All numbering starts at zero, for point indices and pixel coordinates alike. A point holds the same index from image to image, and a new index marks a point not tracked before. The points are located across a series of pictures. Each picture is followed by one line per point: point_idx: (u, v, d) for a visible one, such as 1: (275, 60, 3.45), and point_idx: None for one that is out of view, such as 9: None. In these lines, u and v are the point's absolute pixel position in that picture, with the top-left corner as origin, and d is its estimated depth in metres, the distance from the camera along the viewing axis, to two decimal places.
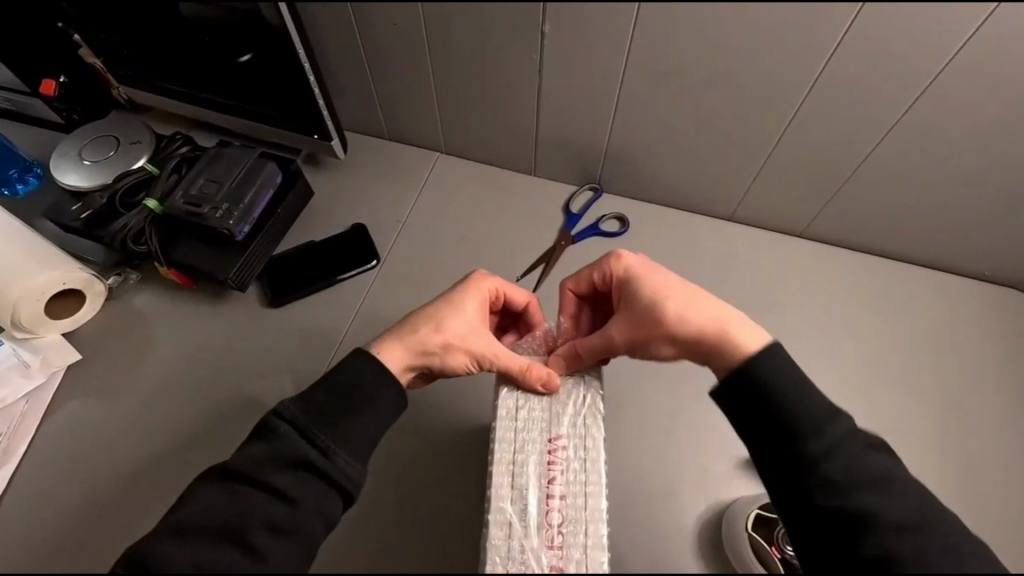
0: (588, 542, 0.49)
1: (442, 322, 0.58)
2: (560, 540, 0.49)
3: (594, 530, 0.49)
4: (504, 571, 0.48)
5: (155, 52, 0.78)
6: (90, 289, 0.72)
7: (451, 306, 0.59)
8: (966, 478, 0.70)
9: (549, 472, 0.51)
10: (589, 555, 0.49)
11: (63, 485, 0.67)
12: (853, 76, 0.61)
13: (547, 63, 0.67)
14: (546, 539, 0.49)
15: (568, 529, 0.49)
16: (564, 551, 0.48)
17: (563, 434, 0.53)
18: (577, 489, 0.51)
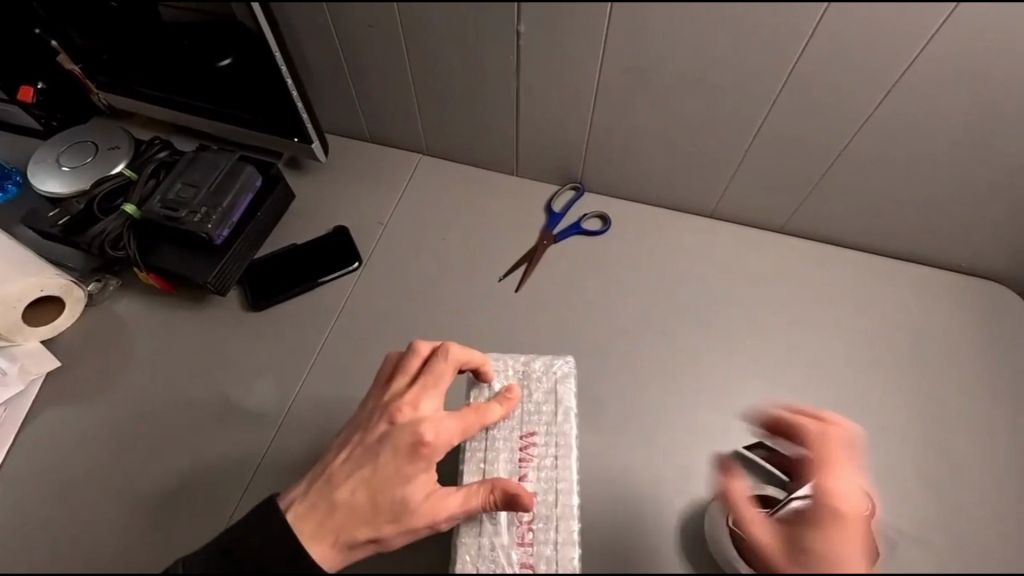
0: (559, 539, 0.52)
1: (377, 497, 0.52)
2: (530, 536, 0.52)
3: (565, 527, 0.52)
4: (474, 567, 0.51)
5: (136, 57, 0.78)
6: (68, 296, 0.72)
7: (388, 480, 0.53)
8: (956, 473, 0.69)
9: (520, 470, 0.55)
10: (560, 552, 0.51)
11: (41, 493, 0.67)
12: (828, 67, 0.61)
13: (523, 62, 0.66)
14: (516, 536, 0.52)
15: (539, 526, 0.52)
16: (533, 548, 0.51)
17: (536, 433, 0.57)
18: (547, 487, 0.54)
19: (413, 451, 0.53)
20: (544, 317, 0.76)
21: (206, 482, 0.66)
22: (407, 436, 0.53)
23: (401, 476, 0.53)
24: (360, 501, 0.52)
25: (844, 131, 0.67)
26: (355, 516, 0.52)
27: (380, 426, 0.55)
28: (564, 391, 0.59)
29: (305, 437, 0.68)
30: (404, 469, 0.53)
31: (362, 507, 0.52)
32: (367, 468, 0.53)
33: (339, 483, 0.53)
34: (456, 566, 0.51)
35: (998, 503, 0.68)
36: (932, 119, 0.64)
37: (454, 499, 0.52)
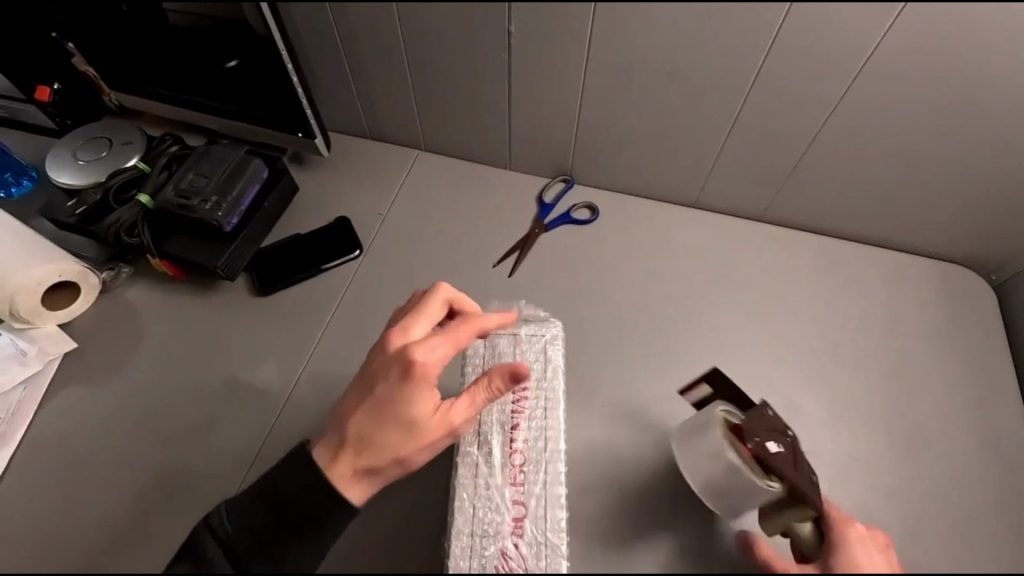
0: (547, 479, 0.63)
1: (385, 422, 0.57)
2: (522, 477, 0.63)
3: (553, 469, 0.63)
4: (472, 501, 0.61)
5: (147, 58, 0.82)
6: (84, 282, 0.76)
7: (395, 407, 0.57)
8: (919, 441, 0.74)
9: (513, 421, 0.65)
10: (547, 489, 0.62)
11: (58, 467, 0.70)
12: (798, 65, 0.65)
13: (515, 61, 0.71)
14: (509, 477, 0.62)
15: (530, 470, 0.63)
16: (524, 487, 0.62)
17: (527, 388, 0.67)
18: (536, 436, 0.65)
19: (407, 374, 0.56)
20: (536, 299, 0.81)
21: (217, 455, 0.70)
22: (400, 366, 0.57)
23: (405, 398, 0.57)
24: (374, 425, 0.57)
25: (813, 124, 0.71)
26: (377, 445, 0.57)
27: (379, 356, 0.59)
28: (551, 353, 0.70)
29: (310, 412, 0.72)
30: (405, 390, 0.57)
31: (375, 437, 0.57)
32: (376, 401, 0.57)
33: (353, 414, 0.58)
34: (458, 501, 0.61)
35: (959, 469, 0.73)
36: (894, 113, 0.69)
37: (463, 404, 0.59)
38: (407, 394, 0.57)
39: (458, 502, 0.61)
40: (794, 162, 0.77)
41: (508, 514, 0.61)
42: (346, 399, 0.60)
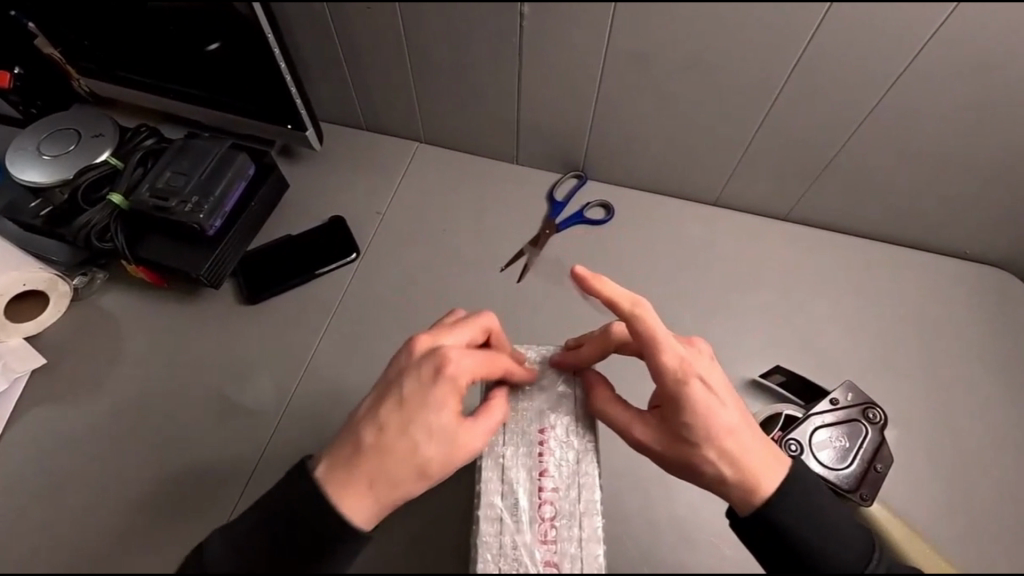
0: (583, 536, 0.48)
1: (420, 426, 0.48)
2: (553, 534, 0.48)
3: (589, 523, 0.48)
4: (496, 568, 0.46)
5: (116, 41, 0.75)
6: (53, 289, 0.71)
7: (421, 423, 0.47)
8: (962, 459, 0.69)
9: (541, 464, 0.50)
10: (584, 549, 0.47)
11: (27, 496, 0.64)
12: (837, 54, 0.60)
13: (527, 48, 0.63)
14: (539, 533, 0.47)
15: (563, 523, 0.48)
16: (558, 545, 0.47)
17: (555, 426, 0.52)
18: (569, 482, 0.49)
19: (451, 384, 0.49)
20: (549, 306, 0.74)
21: (200, 482, 0.64)
22: (431, 363, 0.49)
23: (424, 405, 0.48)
24: (388, 461, 0.47)
25: (851, 114, 0.66)
26: (392, 457, 0.47)
27: (424, 363, 0.49)
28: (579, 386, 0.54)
29: (304, 434, 0.66)
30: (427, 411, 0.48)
31: (392, 459, 0.47)
32: (429, 375, 0.48)
33: (377, 388, 0.51)
34: (476, 568, 0.46)
35: (997, 486, 0.68)
36: (937, 105, 0.63)
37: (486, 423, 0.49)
38: (441, 396, 0.48)
39: (477, 569, 0.46)
40: (827, 157, 0.71)
41: None
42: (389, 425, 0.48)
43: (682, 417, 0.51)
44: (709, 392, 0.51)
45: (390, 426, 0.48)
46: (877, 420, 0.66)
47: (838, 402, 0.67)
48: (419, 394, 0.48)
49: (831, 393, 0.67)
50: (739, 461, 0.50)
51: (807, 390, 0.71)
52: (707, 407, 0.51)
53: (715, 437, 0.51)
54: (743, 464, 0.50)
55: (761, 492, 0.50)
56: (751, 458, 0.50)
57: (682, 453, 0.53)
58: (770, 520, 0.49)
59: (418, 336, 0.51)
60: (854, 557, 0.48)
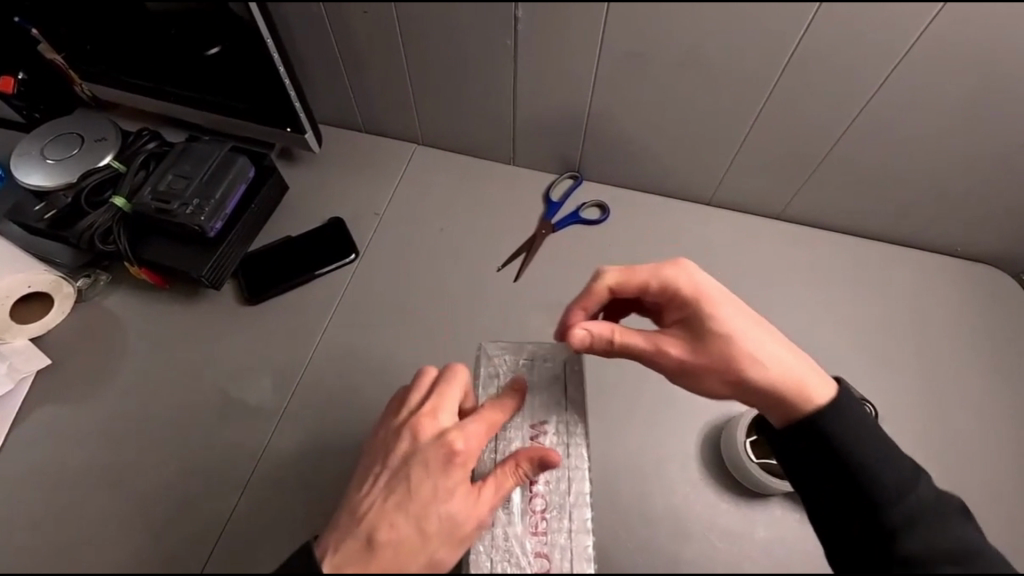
0: (573, 527, 0.49)
1: (430, 516, 0.46)
2: (544, 525, 0.49)
3: (578, 514, 0.49)
4: (488, 558, 0.47)
5: (118, 46, 0.76)
6: (57, 292, 0.72)
7: (432, 505, 0.46)
8: (955, 453, 0.70)
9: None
10: (574, 540, 0.48)
11: (33, 494, 0.65)
12: (826, 55, 0.60)
13: (522, 50, 0.64)
14: (530, 525, 0.48)
15: (552, 514, 0.49)
16: (548, 536, 0.48)
17: (547, 421, 0.53)
18: (559, 474, 0.50)
19: (452, 461, 0.47)
20: (546, 305, 0.75)
21: (203, 480, 0.65)
22: (438, 449, 0.48)
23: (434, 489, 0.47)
24: (400, 547, 0.44)
25: (842, 114, 0.67)
26: (406, 549, 0.44)
27: (434, 445, 0.48)
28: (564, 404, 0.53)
29: (306, 432, 0.67)
30: (438, 484, 0.47)
31: (404, 551, 0.44)
32: (434, 459, 0.48)
33: (374, 470, 0.49)
34: (469, 559, 0.48)
35: (990, 481, 0.69)
36: (926, 104, 0.64)
37: (495, 492, 0.47)
38: (452, 480, 0.47)
39: (470, 560, 0.48)
40: (820, 157, 0.72)
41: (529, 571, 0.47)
42: (397, 517, 0.46)
43: (704, 326, 0.55)
44: (723, 298, 0.56)
45: (396, 508, 0.46)
46: (868, 416, 0.67)
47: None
48: (431, 481, 0.47)
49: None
50: (777, 372, 0.54)
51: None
52: (726, 317, 0.55)
53: (746, 346, 0.55)
54: (781, 377, 0.54)
55: (807, 402, 0.53)
56: (791, 367, 0.54)
57: (720, 364, 0.55)
58: (815, 427, 0.52)
59: (421, 416, 0.50)
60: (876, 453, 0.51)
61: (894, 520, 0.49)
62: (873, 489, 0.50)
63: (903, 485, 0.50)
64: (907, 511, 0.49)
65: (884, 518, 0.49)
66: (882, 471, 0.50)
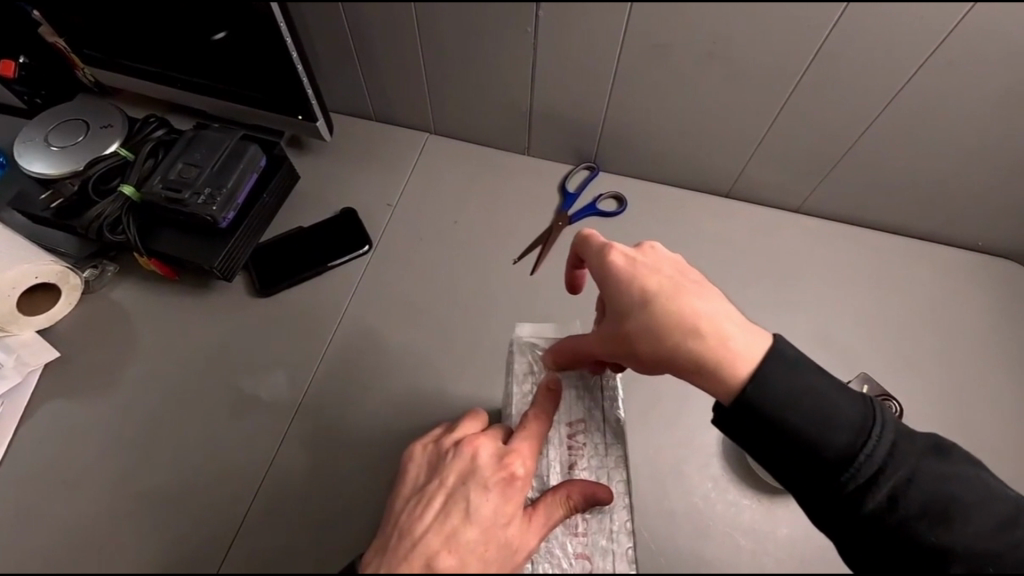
0: (613, 528, 0.48)
1: (489, 541, 0.44)
2: (584, 527, 0.48)
3: (619, 515, 0.49)
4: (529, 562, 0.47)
5: (123, 31, 0.74)
6: (64, 283, 0.70)
7: (490, 532, 0.44)
8: (978, 451, 0.69)
9: (570, 458, 0.51)
10: (614, 541, 0.48)
11: (44, 491, 0.63)
12: (854, 46, 0.59)
13: (542, 37, 0.63)
14: (570, 526, 0.48)
15: (592, 515, 0.49)
16: (589, 538, 0.48)
17: (583, 419, 0.53)
18: (598, 473, 0.51)
19: (511, 484, 0.46)
20: (562, 299, 0.74)
21: (218, 476, 0.64)
22: (499, 471, 0.46)
23: (492, 513, 0.45)
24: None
25: (867, 106, 0.65)
26: None
27: (495, 467, 0.46)
28: (598, 406, 0.53)
29: (321, 429, 0.66)
30: (496, 508, 0.45)
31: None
32: (491, 480, 0.46)
33: (427, 488, 0.46)
34: None
35: (1013, 480, 0.68)
36: (957, 97, 0.63)
37: (544, 518, 0.46)
38: (509, 504, 0.45)
39: None
40: (843, 150, 0.71)
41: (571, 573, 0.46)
42: (454, 539, 0.43)
43: (607, 298, 0.51)
44: (630, 264, 0.50)
45: (454, 533, 0.44)
46: (892, 412, 0.65)
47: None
48: (492, 507, 0.45)
49: (847, 385, 0.67)
50: (683, 341, 0.48)
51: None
52: (626, 281, 0.50)
53: (643, 313, 0.48)
54: (687, 346, 0.47)
55: (732, 376, 0.46)
56: (699, 333, 0.47)
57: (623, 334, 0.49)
58: (750, 408, 0.45)
59: (480, 433, 0.48)
60: (850, 440, 0.44)
61: (894, 516, 0.43)
62: (862, 482, 0.43)
63: (894, 464, 0.43)
64: (891, 489, 0.43)
65: (863, 504, 0.43)
66: (862, 464, 0.43)
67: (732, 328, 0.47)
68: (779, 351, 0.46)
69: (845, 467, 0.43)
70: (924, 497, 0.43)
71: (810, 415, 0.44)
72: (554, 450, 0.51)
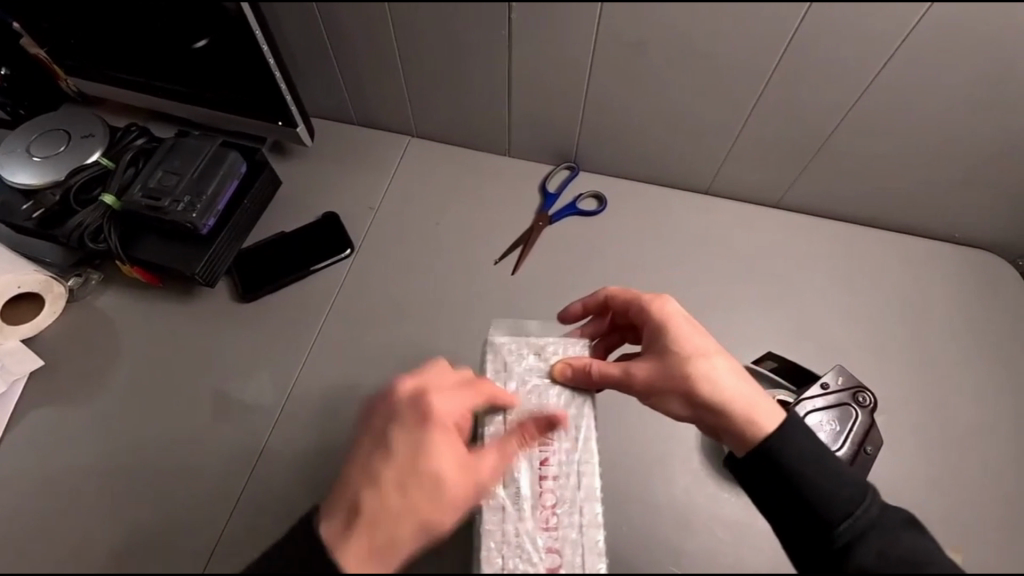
0: (584, 522, 0.49)
1: (440, 483, 0.46)
2: (555, 521, 0.49)
3: (589, 509, 0.49)
4: (498, 556, 0.47)
5: (103, 40, 0.74)
6: (49, 291, 0.72)
7: (439, 478, 0.46)
8: (954, 439, 0.70)
9: (542, 453, 0.50)
10: (585, 535, 0.48)
11: (30, 498, 0.64)
12: (823, 41, 0.60)
13: (515, 37, 0.63)
14: (541, 521, 0.48)
15: (564, 510, 0.49)
16: (560, 532, 0.48)
17: (555, 414, 0.52)
18: (569, 470, 0.50)
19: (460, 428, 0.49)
20: (543, 298, 0.75)
21: (202, 480, 0.64)
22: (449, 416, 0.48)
23: (442, 459, 0.46)
24: (405, 521, 0.44)
25: (840, 101, 0.66)
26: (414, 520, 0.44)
27: (446, 414, 0.48)
28: (571, 402, 0.53)
29: (304, 431, 0.67)
30: (447, 451, 0.47)
31: (413, 525, 0.44)
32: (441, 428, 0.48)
33: (382, 472, 0.46)
34: (478, 557, 0.47)
35: (988, 467, 0.69)
36: (926, 89, 0.63)
37: (499, 458, 0.48)
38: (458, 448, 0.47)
39: (478, 558, 0.47)
40: (817, 144, 0.71)
41: (541, 567, 0.47)
42: (404, 483, 0.46)
43: (666, 342, 0.56)
44: (684, 320, 0.57)
45: (404, 478, 0.46)
46: (866, 404, 0.66)
47: (829, 386, 0.67)
48: (442, 449, 0.47)
49: (823, 377, 0.68)
50: (730, 390, 0.54)
51: (797, 374, 0.71)
52: (686, 338, 0.56)
53: (704, 362, 0.55)
54: (734, 396, 0.54)
55: (758, 430, 0.53)
56: (736, 390, 0.54)
57: (679, 378, 0.55)
58: (767, 455, 0.52)
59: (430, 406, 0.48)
60: (850, 496, 0.49)
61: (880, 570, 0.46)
62: (852, 536, 0.48)
63: (882, 526, 0.48)
64: (877, 545, 0.47)
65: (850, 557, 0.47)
66: (857, 518, 0.48)
67: (758, 392, 0.55)
68: (797, 420, 0.53)
69: (840, 520, 0.48)
70: (905, 555, 0.47)
71: (811, 468, 0.50)
72: (523, 446, 0.51)
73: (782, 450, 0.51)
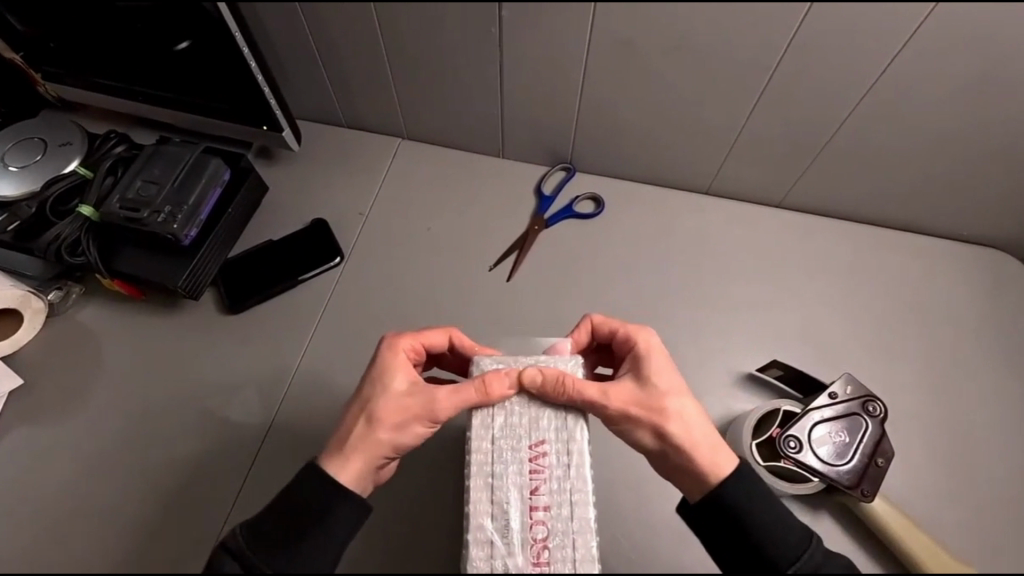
0: (578, 556, 0.47)
1: (388, 394, 0.52)
2: (547, 555, 0.47)
3: (583, 542, 0.47)
4: None
5: (80, 44, 0.71)
6: (27, 307, 0.68)
7: (386, 392, 0.52)
8: (965, 445, 0.68)
9: (533, 483, 0.48)
10: (579, 569, 0.47)
11: (9, 523, 0.62)
12: (829, 36, 0.57)
13: (507, 37, 0.61)
14: (532, 556, 0.46)
15: (556, 543, 0.47)
16: (551, 567, 0.46)
17: (546, 440, 0.50)
18: (562, 499, 0.48)
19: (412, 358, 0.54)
20: (539, 305, 0.73)
21: (188, 501, 0.62)
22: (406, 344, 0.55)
23: (390, 380, 0.52)
24: (357, 425, 0.51)
25: (846, 97, 0.63)
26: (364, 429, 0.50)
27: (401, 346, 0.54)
28: (565, 424, 0.50)
29: (293, 448, 0.65)
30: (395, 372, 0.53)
31: (364, 427, 0.51)
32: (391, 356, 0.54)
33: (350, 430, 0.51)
34: None
35: (1001, 474, 0.67)
36: (937, 85, 0.61)
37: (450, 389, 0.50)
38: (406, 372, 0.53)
39: None
40: (822, 143, 0.69)
41: None
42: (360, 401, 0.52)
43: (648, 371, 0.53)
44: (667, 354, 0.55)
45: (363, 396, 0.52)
46: (877, 413, 0.64)
47: (838, 396, 0.64)
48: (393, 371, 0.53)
49: (831, 387, 0.65)
50: (697, 431, 0.52)
51: (804, 381, 0.69)
52: (667, 371, 0.54)
53: (679, 399, 0.53)
54: (700, 439, 0.51)
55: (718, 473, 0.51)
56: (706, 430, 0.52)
57: (653, 410, 0.52)
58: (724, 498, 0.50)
59: (394, 363, 0.53)
60: (796, 540, 0.49)
61: None
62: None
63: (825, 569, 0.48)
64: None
65: None
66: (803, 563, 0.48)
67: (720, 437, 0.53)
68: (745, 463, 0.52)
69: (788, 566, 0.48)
70: None
71: (757, 513, 0.49)
72: (513, 476, 0.48)
73: (728, 494, 0.50)
